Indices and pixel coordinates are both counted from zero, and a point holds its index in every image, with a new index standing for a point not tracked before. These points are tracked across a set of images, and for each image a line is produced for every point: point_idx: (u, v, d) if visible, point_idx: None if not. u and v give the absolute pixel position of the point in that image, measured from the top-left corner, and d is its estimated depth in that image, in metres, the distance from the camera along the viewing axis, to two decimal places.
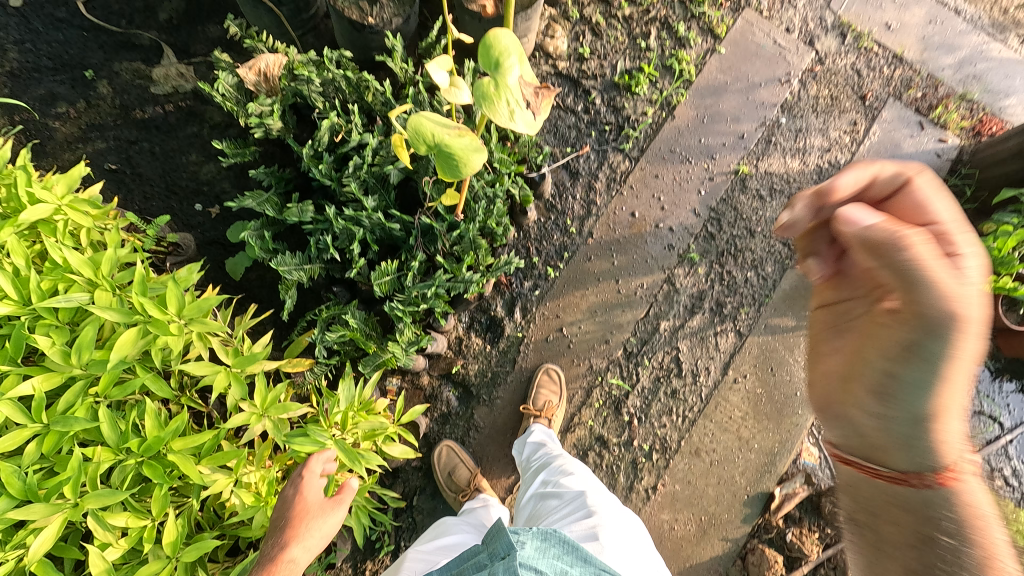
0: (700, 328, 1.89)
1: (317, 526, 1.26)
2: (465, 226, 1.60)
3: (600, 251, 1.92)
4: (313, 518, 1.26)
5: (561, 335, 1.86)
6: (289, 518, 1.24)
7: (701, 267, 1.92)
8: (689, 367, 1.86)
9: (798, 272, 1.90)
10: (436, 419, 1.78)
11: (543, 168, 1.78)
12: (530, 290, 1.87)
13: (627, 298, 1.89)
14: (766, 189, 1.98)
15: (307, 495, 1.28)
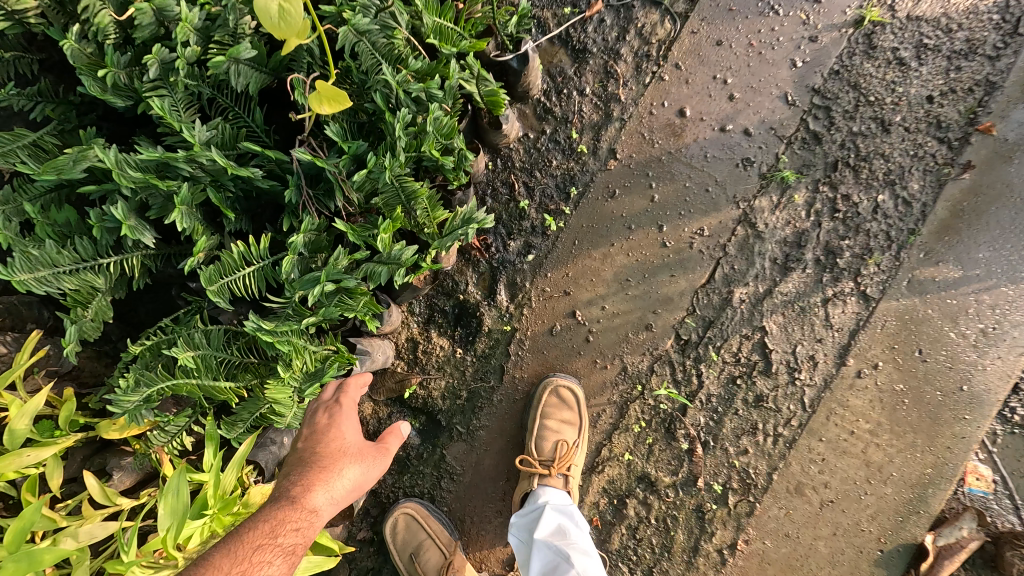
0: (800, 294, 1.16)
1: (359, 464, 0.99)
2: (377, 164, 0.85)
3: (630, 181, 1.17)
4: (357, 450, 1.00)
5: (575, 325, 1.16)
6: (322, 452, 0.96)
7: (799, 193, 1.16)
8: (783, 359, 1.16)
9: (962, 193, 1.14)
10: (390, 469, 1.16)
11: (523, 44, 1.00)
12: (519, 255, 1.16)
13: (678, 254, 1.16)
14: (910, 47, 1.16)
15: (348, 421, 1.02)
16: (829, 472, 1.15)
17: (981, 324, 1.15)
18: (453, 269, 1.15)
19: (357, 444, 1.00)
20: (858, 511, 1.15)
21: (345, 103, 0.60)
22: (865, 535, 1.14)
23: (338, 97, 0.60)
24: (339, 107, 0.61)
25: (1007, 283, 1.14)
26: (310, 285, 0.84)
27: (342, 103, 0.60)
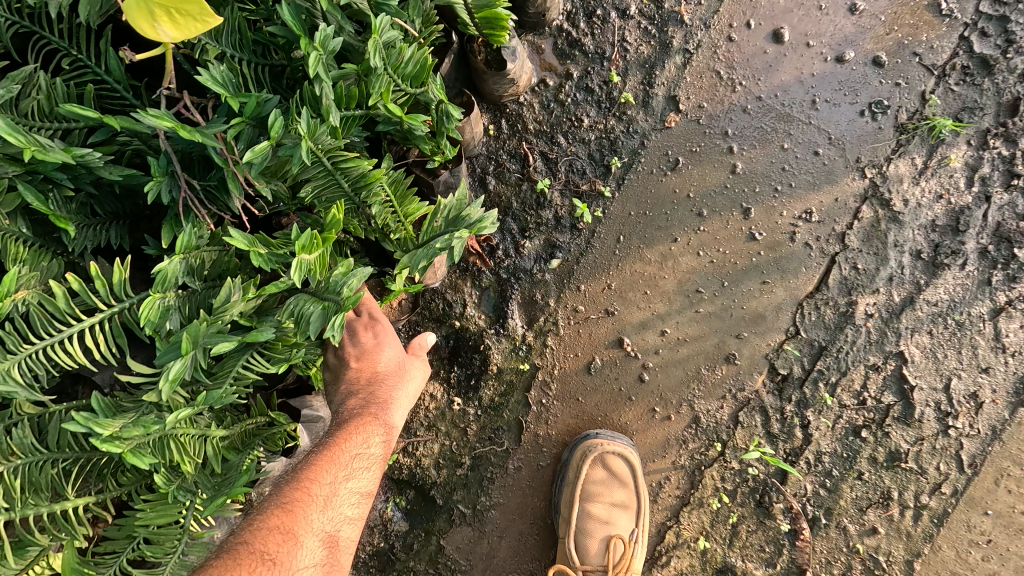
0: (957, 303, 0.78)
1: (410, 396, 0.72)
2: (279, 122, 0.47)
3: (700, 143, 0.79)
4: (406, 379, 0.71)
5: (624, 358, 0.80)
6: (360, 385, 0.67)
7: (957, 150, 0.77)
8: (929, 398, 0.79)
9: None
10: (369, 566, 0.83)
11: None
12: (538, 259, 0.80)
13: (772, 250, 0.79)
14: None
15: (389, 349, 0.71)
16: (1000, 560, 0.79)
17: None
18: (445, 284, 0.80)
19: (407, 370, 0.72)
20: None
21: (207, 14, 0.34)
22: None
23: (191, 1, 0.33)
24: (194, 25, 0.34)
25: None
26: (170, 358, 0.48)
27: (199, 16, 0.34)
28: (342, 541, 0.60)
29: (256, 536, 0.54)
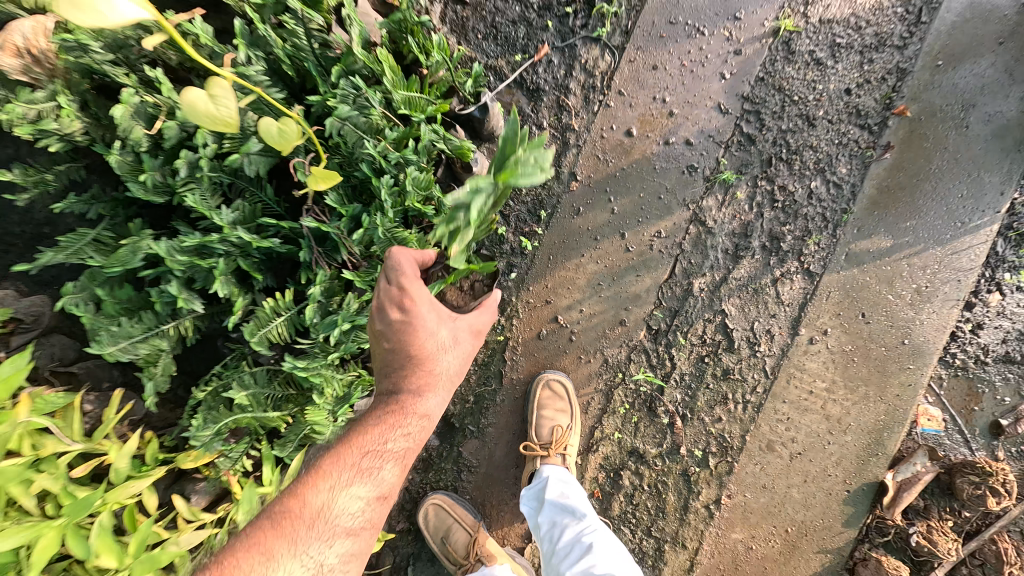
0: (753, 278, 1.32)
1: (448, 372, 1.01)
2: (370, 220, 1.06)
3: (591, 198, 1.34)
4: (446, 352, 0.98)
5: (558, 327, 1.34)
6: (407, 360, 0.94)
7: (740, 190, 1.33)
8: (743, 336, 1.33)
9: (885, 166, 1.30)
10: (416, 468, 1.35)
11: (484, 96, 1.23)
12: (503, 273, 1.34)
13: (640, 257, 1.34)
14: (824, 48, 1.31)
15: (427, 325, 0.93)
16: (796, 428, 1.32)
17: (913, 285, 1.30)
18: None
19: (447, 341, 0.98)
20: (824, 459, 1.31)
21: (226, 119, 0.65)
22: (832, 478, 1.31)
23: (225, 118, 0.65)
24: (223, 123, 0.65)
25: (930, 245, 1.30)
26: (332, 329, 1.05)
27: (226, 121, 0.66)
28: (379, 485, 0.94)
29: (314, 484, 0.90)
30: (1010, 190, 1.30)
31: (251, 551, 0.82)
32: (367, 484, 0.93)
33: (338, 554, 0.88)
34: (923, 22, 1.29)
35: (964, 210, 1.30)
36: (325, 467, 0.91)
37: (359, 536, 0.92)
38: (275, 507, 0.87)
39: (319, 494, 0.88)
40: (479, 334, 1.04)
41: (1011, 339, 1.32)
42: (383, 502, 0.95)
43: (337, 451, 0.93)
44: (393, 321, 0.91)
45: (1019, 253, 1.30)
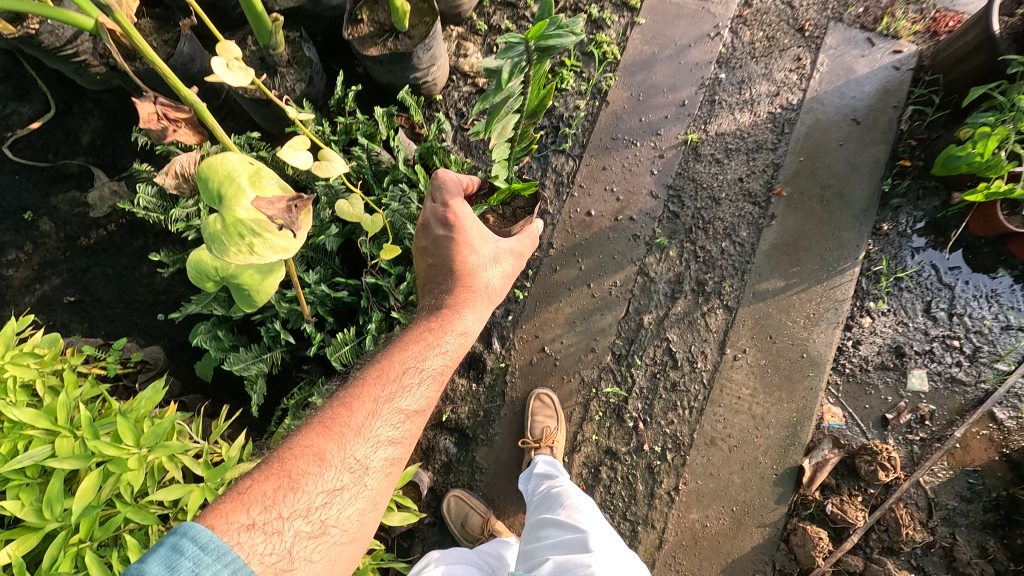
0: (688, 313, 1.79)
1: (488, 286, 1.32)
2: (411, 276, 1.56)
3: (565, 260, 1.84)
4: (488, 269, 1.31)
5: (545, 355, 1.78)
6: (458, 271, 1.26)
7: (672, 249, 1.83)
8: (684, 356, 1.77)
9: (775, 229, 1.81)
10: (440, 471, 1.73)
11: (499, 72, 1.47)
12: (503, 316, 1.81)
13: (603, 300, 1.81)
14: (721, 151, 1.89)
15: (470, 239, 1.26)
16: (731, 425, 1.72)
17: (804, 313, 1.78)
18: None
19: (488, 258, 1.31)
20: (754, 449, 1.71)
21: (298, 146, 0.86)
22: (762, 464, 1.70)
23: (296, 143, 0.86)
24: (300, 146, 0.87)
25: (812, 284, 1.79)
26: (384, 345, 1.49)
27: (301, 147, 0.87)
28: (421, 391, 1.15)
29: (371, 380, 1.12)
30: (864, 243, 1.81)
31: (333, 424, 1.03)
32: (419, 383, 1.15)
33: (398, 432, 1.09)
34: (787, 133, 1.90)
35: (834, 258, 1.80)
36: (384, 367, 1.14)
37: (412, 422, 1.12)
38: (349, 394, 1.09)
39: (381, 387, 1.11)
40: (516, 256, 1.38)
41: (884, 351, 1.77)
42: (430, 396, 1.17)
43: (392, 355, 1.16)
44: (445, 234, 1.25)
45: (878, 287, 1.79)
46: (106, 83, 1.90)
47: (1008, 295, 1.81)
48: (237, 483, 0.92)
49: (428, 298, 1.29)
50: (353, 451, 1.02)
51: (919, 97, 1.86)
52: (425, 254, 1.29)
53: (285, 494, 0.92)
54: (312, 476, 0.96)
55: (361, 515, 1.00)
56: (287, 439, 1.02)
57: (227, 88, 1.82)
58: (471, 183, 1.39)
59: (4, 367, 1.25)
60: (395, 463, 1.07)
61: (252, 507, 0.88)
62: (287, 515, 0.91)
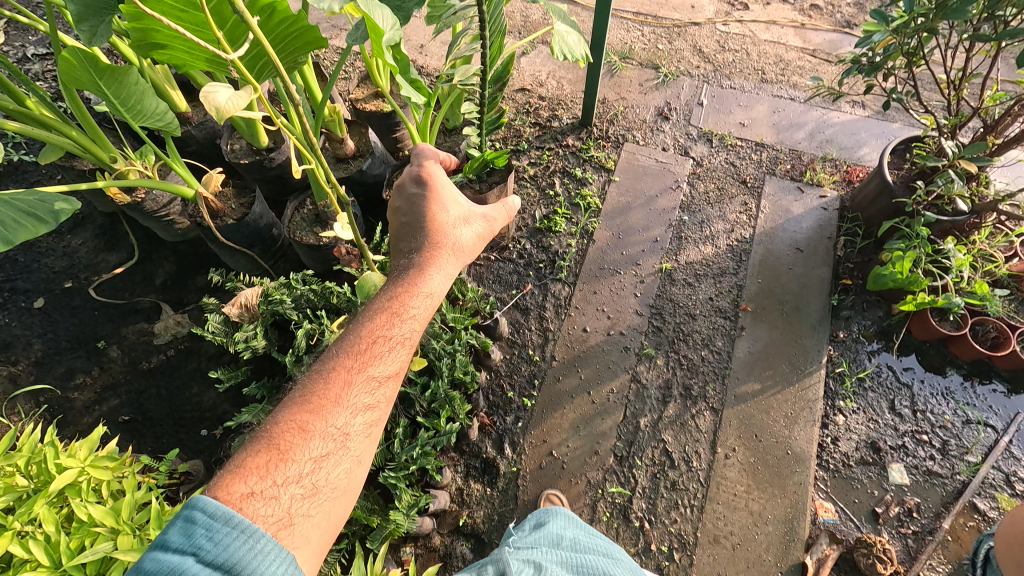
0: (679, 415, 2.00)
1: (459, 243, 1.46)
2: (435, 384, 1.79)
3: (566, 370, 2.10)
4: (454, 230, 1.46)
5: (553, 459, 1.95)
6: (428, 231, 1.42)
7: (659, 358, 2.10)
8: (680, 456, 1.94)
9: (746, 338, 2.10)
10: None
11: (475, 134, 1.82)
12: (513, 423, 2.01)
13: (603, 406, 2.03)
14: (692, 276, 2.27)
15: (441, 199, 1.49)
16: (732, 522, 1.83)
17: (783, 412, 1.99)
18: (478, 439, 1.97)
19: (455, 221, 1.48)
20: (757, 546, 1.79)
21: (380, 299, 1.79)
22: (766, 562, 1.76)
23: None
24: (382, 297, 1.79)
25: (786, 385, 2.03)
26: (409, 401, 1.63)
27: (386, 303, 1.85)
28: (398, 353, 1.23)
29: (351, 353, 1.18)
30: (824, 348, 2.09)
31: (313, 398, 1.09)
32: (392, 350, 1.22)
33: (375, 397, 1.15)
34: (744, 260, 2.29)
35: (801, 362, 2.07)
36: (358, 339, 1.21)
37: (388, 386, 1.18)
38: (326, 367, 1.15)
39: (356, 359, 1.17)
40: (483, 220, 1.55)
41: (861, 446, 1.93)
42: (404, 360, 1.24)
43: (366, 325, 1.24)
44: (418, 198, 1.47)
45: (844, 387, 2.03)
46: (185, 234, 2.34)
47: (961, 392, 2.04)
48: (230, 462, 0.98)
49: (401, 261, 1.40)
50: (334, 420, 1.07)
51: (847, 230, 2.30)
52: (400, 213, 1.49)
53: (276, 465, 0.98)
54: (299, 447, 1.02)
55: (349, 474, 1.06)
56: (271, 416, 1.07)
57: (285, 236, 2.24)
58: (447, 162, 1.76)
59: (85, 469, 1.45)
60: (375, 425, 1.13)
61: (247, 480, 0.94)
62: (281, 482, 0.97)
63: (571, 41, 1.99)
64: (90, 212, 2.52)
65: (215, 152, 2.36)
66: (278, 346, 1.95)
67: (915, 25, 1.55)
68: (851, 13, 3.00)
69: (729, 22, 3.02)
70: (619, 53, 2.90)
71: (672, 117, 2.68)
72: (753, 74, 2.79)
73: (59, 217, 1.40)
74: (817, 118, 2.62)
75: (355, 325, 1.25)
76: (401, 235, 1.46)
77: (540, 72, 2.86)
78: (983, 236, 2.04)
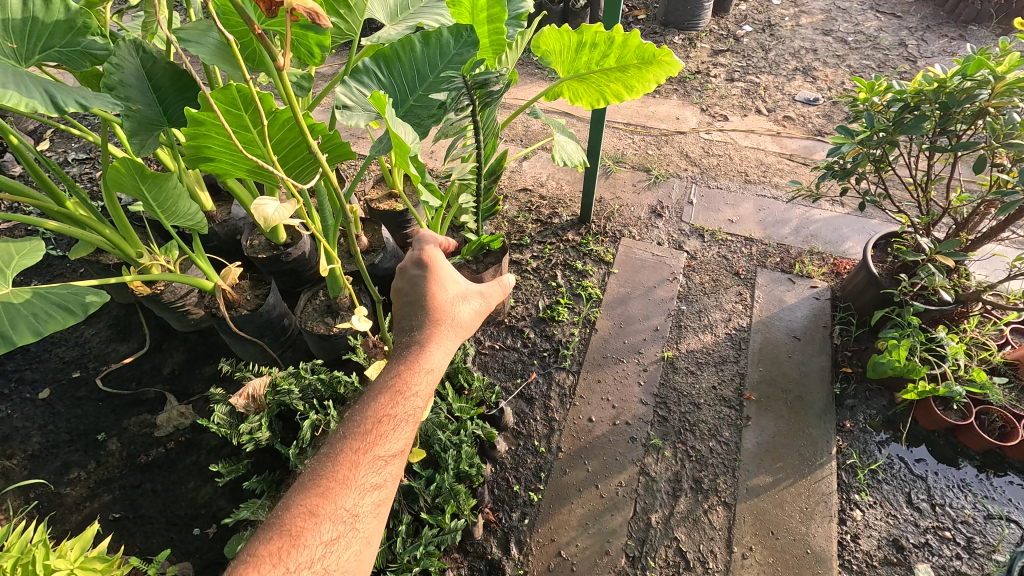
0: (690, 511, 1.94)
1: (460, 319, 1.51)
2: (440, 477, 1.75)
3: (573, 462, 2.06)
4: (454, 307, 1.51)
5: (562, 560, 1.85)
6: (428, 309, 1.47)
7: (667, 449, 2.08)
8: (695, 557, 1.85)
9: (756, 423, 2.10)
10: None
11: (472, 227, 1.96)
12: (519, 520, 1.94)
13: (611, 500, 1.97)
14: (694, 364, 2.30)
15: (441, 279, 1.53)
16: None
17: (798, 507, 1.93)
18: (483, 538, 1.89)
19: (455, 298, 1.53)
20: None
21: None
22: None
23: None
24: None
25: (798, 478, 1.99)
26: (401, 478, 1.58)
27: None
28: (404, 430, 1.26)
29: (358, 432, 1.22)
30: (833, 438, 2.08)
31: (324, 482, 1.14)
32: (398, 427, 1.25)
33: (382, 477, 1.19)
34: (744, 348, 2.34)
35: (811, 452, 2.04)
36: (365, 419, 1.24)
37: (394, 464, 1.22)
38: (335, 449, 1.19)
39: (363, 440, 1.21)
40: (481, 296, 1.60)
41: (883, 545, 1.85)
42: (409, 437, 1.27)
43: (371, 404, 1.27)
44: (419, 278, 1.51)
45: (858, 479, 1.98)
46: (197, 325, 2.39)
47: (977, 485, 1.99)
48: (243, 551, 1.02)
49: (404, 338, 1.44)
50: (344, 502, 1.13)
51: (840, 318, 2.38)
52: (402, 294, 1.53)
53: (288, 552, 1.02)
54: (311, 532, 1.07)
55: (359, 556, 1.11)
56: (283, 500, 1.12)
57: (295, 326, 2.31)
58: (447, 246, 1.76)
59: (73, 571, 1.38)
60: (382, 504, 1.18)
61: (261, 568, 0.98)
62: (293, 569, 1.01)
63: (569, 149, 2.19)
64: (107, 304, 2.60)
65: (234, 247, 2.50)
66: (281, 437, 1.92)
67: (877, 138, 1.73)
68: (820, 123, 3.32)
69: (711, 131, 3.33)
70: (613, 158, 3.17)
71: (664, 214, 2.87)
72: (737, 176, 3.03)
73: (88, 309, 1.46)
74: (801, 214, 2.80)
75: (361, 404, 1.28)
76: (403, 315, 1.50)
77: (541, 175, 3.10)
78: (973, 324, 2.12)
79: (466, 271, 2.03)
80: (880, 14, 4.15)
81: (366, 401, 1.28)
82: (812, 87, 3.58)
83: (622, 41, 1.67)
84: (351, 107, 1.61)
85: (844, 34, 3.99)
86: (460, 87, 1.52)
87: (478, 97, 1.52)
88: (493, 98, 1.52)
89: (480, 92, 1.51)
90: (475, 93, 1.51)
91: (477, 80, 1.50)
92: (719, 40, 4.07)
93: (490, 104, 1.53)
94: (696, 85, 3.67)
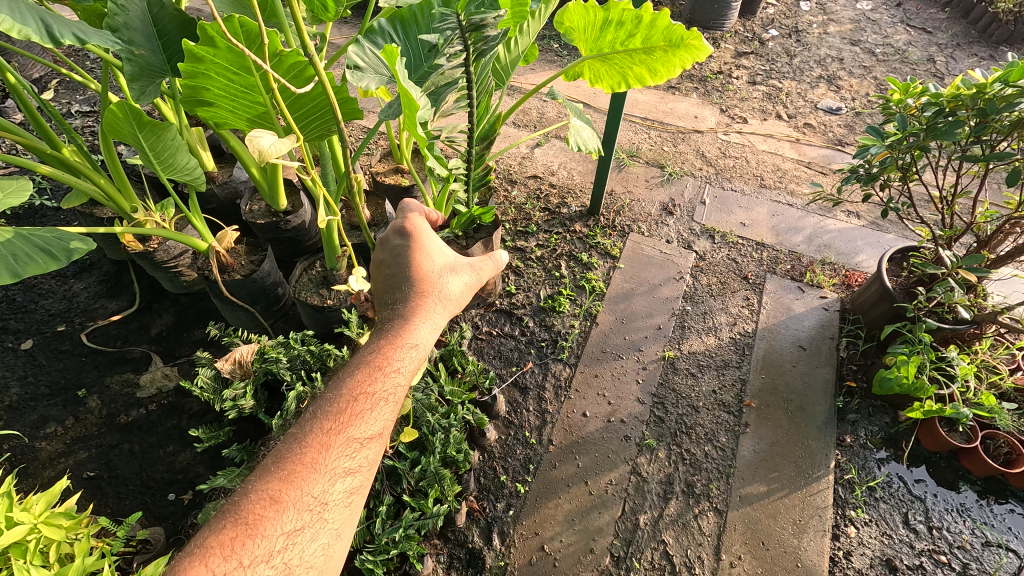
0: (679, 516, 1.88)
1: (449, 293, 1.44)
2: (426, 460, 1.69)
3: (564, 456, 2.00)
4: (441, 279, 1.44)
5: (545, 555, 1.79)
6: (414, 280, 1.41)
7: (660, 451, 2.02)
8: (681, 561, 1.79)
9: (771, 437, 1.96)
10: None
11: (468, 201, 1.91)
12: (504, 510, 1.88)
13: (600, 498, 1.91)
14: (695, 366, 2.24)
15: (427, 249, 1.48)
16: None
17: (791, 518, 1.87)
18: (464, 525, 1.83)
19: (442, 271, 1.46)
20: None
21: None
22: None
23: None
24: None
25: (793, 489, 1.93)
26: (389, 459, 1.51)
27: None
28: (380, 413, 1.19)
29: (329, 417, 1.15)
30: (832, 452, 2.02)
31: (290, 465, 1.08)
32: (375, 408, 1.19)
33: (356, 461, 1.13)
34: (747, 354, 2.28)
35: (808, 464, 1.99)
36: (340, 398, 1.18)
37: (372, 448, 1.16)
38: (304, 430, 1.13)
39: (335, 420, 1.14)
40: (472, 270, 1.53)
41: (876, 564, 1.79)
42: (388, 419, 1.20)
43: (348, 383, 1.20)
44: (402, 249, 1.47)
45: (855, 496, 1.92)
46: (189, 287, 2.34)
47: (977, 510, 1.93)
48: (194, 541, 0.96)
49: (387, 313, 1.38)
50: (311, 489, 1.06)
51: (848, 331, 2.31)
52: (384, 266, 1.48)
53: (243, 543, 0.96)
54: (271, 521, 1.00)
55: (327, 549, 1.04)
56: (245, 486, 1.05)
57: (287, 296, 2.26)
58: (436, 220, 1.76)
59: (37, 526, 1.31)
60: (356, 492, 1.12)
61: (210, 562, 0.92)
62: (247, 563, 0.94)
63: (585, 135, 2.11)
64: (99, 259, 2.54)
65: (232, 211, 2.43)
66: (266, 408, 1.85)
67: (908, 142, 1.70)
68: (841, 133, 3.25)
69: (729, 133, 3.25)
70: (627, 151, 3.10)
71: (675, 212, 2.80)
72: (752, 180, 2.96)
73: (72, 256, 1.40)
74: (815, 223, 2.73)
75: (335, 384, 1.21)
76: (386, 288, 1.44)
77: (552, 163, 3.04)
78: (985, 347, 2.06)
79: (456, 248, 1.97)
80: (910, 29, 4.07)
81: (340, 382, 1.22)
82: (835, 97, 3.51)
83: (650, 21, 1.59)
84: (363, 69, 1.50)
85: (871, 46, 3.91)
86: (454, 28, 1.40)
87: (473, 43, 1.42)
88: (490, 44, 1.43)
89: (476, 37, 1.41)
90: (469, 36, 1.40)
91: (472, 21, 1.40)
92: (744, 43, 4.00)
93: (485, 53, 1.44)
94: (717, 85, 3.60)
